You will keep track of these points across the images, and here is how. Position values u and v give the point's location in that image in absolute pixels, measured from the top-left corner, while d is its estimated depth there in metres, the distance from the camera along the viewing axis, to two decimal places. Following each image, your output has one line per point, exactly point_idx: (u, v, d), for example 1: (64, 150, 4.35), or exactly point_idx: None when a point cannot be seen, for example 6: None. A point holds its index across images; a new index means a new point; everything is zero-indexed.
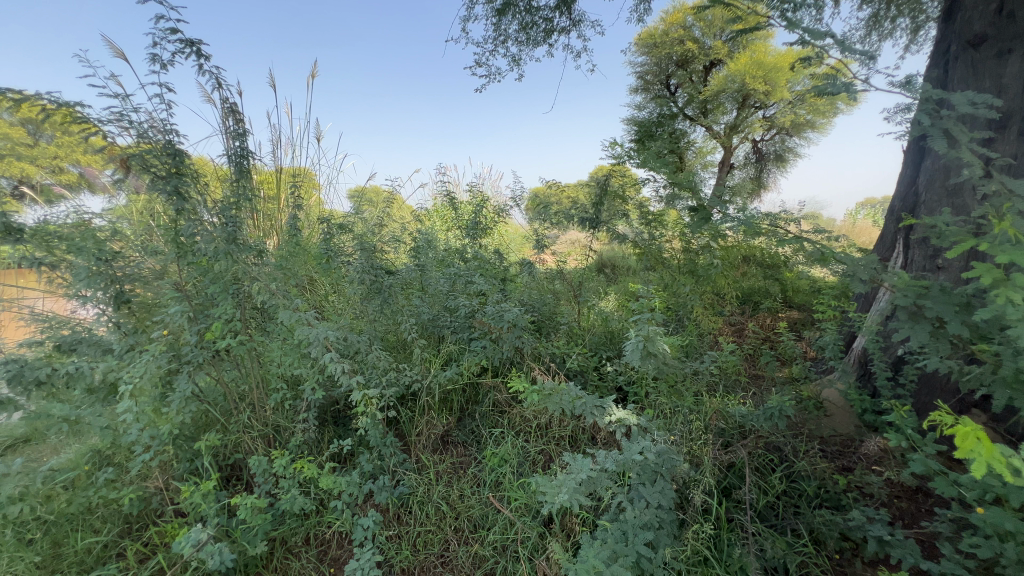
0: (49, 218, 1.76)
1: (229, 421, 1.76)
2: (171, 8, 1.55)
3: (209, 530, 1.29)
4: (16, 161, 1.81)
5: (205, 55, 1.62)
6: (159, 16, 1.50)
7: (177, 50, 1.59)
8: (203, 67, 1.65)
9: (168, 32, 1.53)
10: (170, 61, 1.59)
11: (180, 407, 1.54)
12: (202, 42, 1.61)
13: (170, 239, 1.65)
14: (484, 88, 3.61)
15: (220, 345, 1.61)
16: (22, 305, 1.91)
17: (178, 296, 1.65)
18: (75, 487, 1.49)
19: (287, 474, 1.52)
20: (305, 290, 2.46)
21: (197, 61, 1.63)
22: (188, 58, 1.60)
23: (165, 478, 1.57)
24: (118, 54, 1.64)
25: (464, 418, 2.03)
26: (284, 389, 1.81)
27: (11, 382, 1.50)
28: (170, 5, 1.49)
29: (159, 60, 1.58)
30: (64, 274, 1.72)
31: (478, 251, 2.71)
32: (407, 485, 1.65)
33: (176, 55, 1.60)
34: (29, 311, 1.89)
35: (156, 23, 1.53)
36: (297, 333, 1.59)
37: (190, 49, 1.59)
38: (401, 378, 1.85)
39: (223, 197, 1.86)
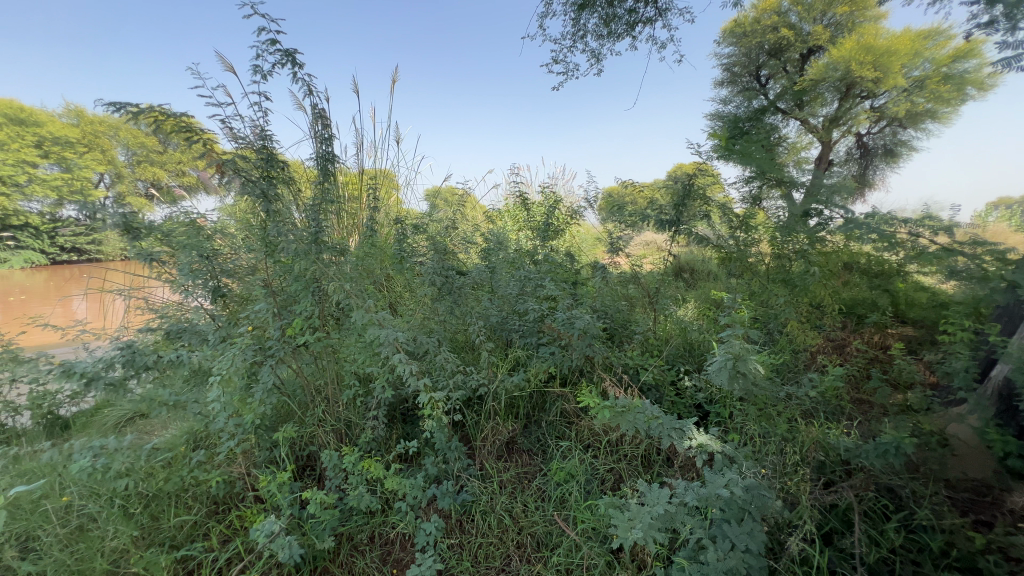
0: (172, 214, 2.00)
1: (306, 414, 1.85)
2: (272, 22, 1.64)
3: (281, 522, 1.34)
4: (150, 166, 2.43)
5: (300, 65, 1.71)
6: (263, 30, 1.60)
7: (278, 61, 1.69)
8: (297, 77, 1.74)
9: (269, 44, 1.63)
10: (270, 71, 1.68)
11: (262, 398, 1.63)
12: (298, 53, 1.70)
13: (259, 238, 1.74)
14: (560, 83, 3.95)
15: (299, 341, 1.68)
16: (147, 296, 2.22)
17: (266, 293, 1.75)
18: (172, 467, 1.63)
19: (355, 470, 1.55)
20: (381, 288, 2.53)
21: (292, 71, 1.72)
22: (285, 68, 1.70)
23: (248, 464, 1.66)
24: (228, 66, 1.76)
25: (530, 425, 1.99)
26: (356, 386, 1.86)
27: (126, 365, 1.67)
28: (271, 19, 1.58)
29: (261, 71, 1.69)
30: (170, 268, 1.95)
31: (549, 253, 2.63)
32: (471, 492, 1.62)
33: (274, 65, 1.70)
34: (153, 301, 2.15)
35: (259, 36, 1.62)
36: (368, 333, 1.61)
37: (287, 59, 1.68)
38: (468, 381, 1.83)
39: (308, 198, 1.95)
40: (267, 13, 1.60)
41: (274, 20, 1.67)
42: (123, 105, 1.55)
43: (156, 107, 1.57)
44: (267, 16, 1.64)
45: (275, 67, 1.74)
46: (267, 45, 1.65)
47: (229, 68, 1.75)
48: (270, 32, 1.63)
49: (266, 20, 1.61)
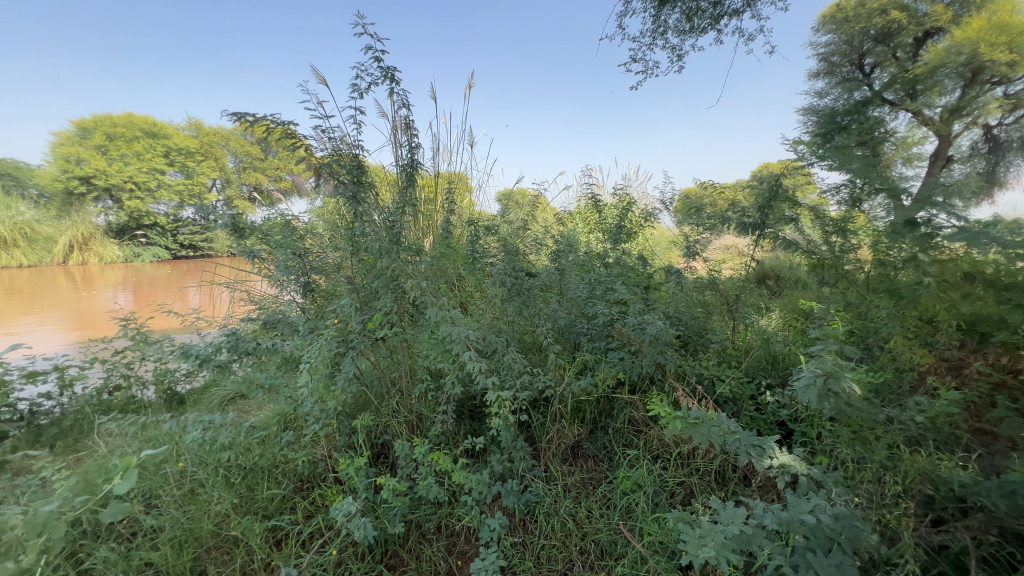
0: (270, 216, 2.28)
1: (382, 404, 1.96)
2: (378, 43, 1.82)
3: (358, 503, 1.44)
4: (255, 171, 2.78)
5: (397, 80, 1.85)
6: (369, 49, 1.75)
7: (377, 77, 1.87)
8: (394, 91, 1.88)
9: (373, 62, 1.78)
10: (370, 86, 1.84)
11: (344, 387, 1.75)
12: (397, 70, 1.85)
13: (347, 238, 1.89)
14: (639, 85, 3.54)
15: (378, 334, 1.79)
16: (250, 291, 2.52)
17: (350, 289, 1.87)
18: (266, 444, 1.80)
19: (425, 461, 1.62)
20: (454, 287, 2.61)
21: (390, 86, 1.86)
22: (385, 83, 1.84)
23: (330, 447, 1.79)
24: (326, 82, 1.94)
25: (596, 430, 1.96)
26: (428, 380, 1.93)
27: (231, 351, 1.88)
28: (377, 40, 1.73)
29: (361, 86, 1.88)
30: (269, 264, 2.16)
31: (621, 256, 2.57)
32: (535, 493, 1.63)
33: (377, 80, 1.85)
34: (254, 296, 2.43)
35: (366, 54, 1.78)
36: (442, 330, 1.67)
37: (387, 75, 1.83)
38: (535, 382, 1.84)
39: (390, 201, 2.07)
40: (374, 35, 1.75)
41: (379, 41, 1.83)
42: (240, 115, 1.72)
43: (266, 118, 1.74)
44: (373, 36, 1.82)
45: (376, 82, 1.89)
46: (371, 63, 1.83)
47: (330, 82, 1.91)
48: (375, 52, 1.79)
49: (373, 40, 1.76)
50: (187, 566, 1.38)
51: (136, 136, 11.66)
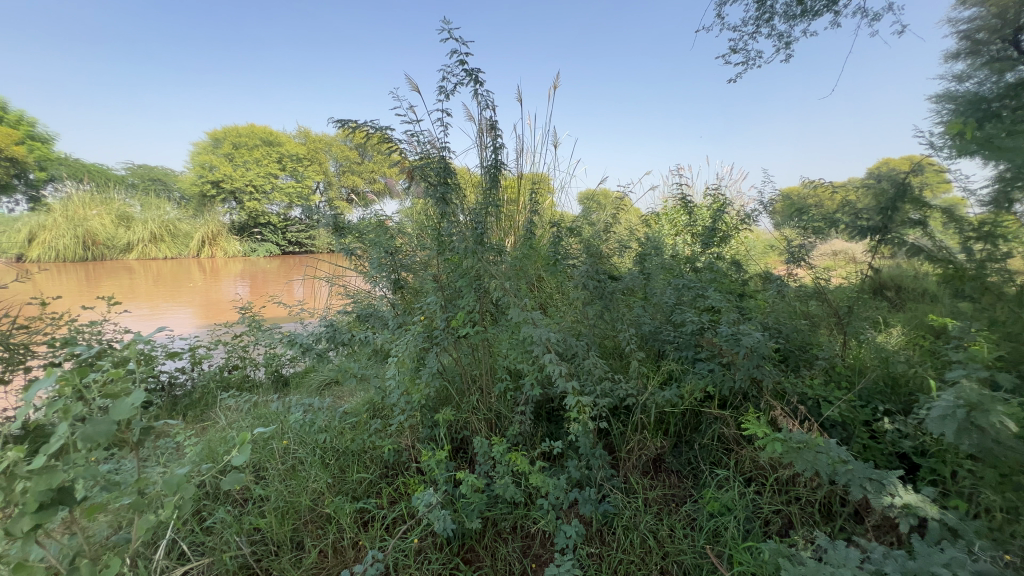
0: (365, 216, 2.44)
1: (463, 400, 2.00)
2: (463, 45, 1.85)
3: (438, 495, 1.48)
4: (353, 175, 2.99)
5: (482, 82, 1.87)
6: (454, 53, 1.78)
7: (462, 77, 1.89)
8: (478, 93, 1.90)
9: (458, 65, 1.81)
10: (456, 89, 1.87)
11: (428, 381, 1.82)
12: (481, 72, 1.86)
13: (435, 238, 1.96)
14: (738, 77, 3.16)
15: (461, 332, 1.83)
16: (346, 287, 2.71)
17: (435, 287, 1.94)
18: (357, 430, 1.92)
19: (502, 460, 1.63)
20: (534, 287, 2.60)
21: (474, 88, 1.89)
22: (470, 85, 1.87)
23: (413, 438, 1.86)
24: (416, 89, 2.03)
25: (680, 445, 1.86)
26: (507, 380, 1.95)
27: (329, 340, 2.04)
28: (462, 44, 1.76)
29: (447, 88, 1.91)
30: (364, 262, 2.31)
31: (713, 260, 2.41)
32: (613, 504, 1.57)
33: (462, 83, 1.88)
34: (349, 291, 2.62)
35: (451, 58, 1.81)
36: (522, 331, 1.68)
37: (471, 78, 1.85)
38: (616, 389, 1.78)
39: (476, 202, 2.11)
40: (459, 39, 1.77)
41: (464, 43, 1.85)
42: (343, 123, 1.86)
43: (365, 125, 1.86)
44: (459, 39, 1.85)
45: (461, 85, 1.92)
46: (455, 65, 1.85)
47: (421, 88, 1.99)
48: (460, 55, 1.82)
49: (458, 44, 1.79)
50: (287, 536, 1.52)
51: (256, 145, 13.13)
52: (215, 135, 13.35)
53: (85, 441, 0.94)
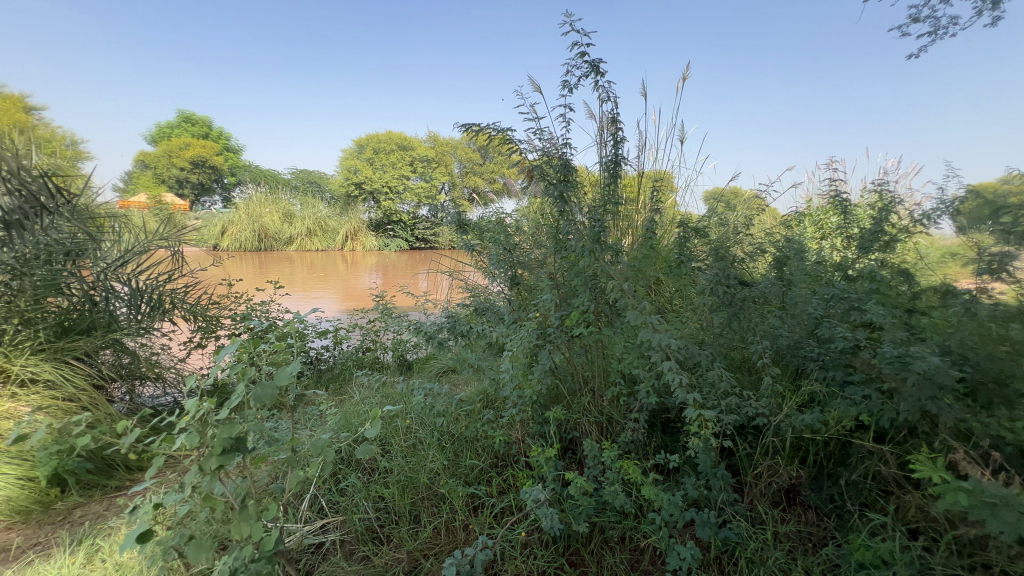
0: (485, 215, 2.54)
1: (574, 400, 1.99)
2: (584, 38, 1.83)
3: (546, 492, 1.48)
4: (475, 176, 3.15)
5: (603, 73, 1.83)
6: (576, 46, 1.77)
7: (585, 71, 1.90)
8: (600, 84, 1.87)
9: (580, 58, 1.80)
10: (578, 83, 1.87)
11: (540, 377, 1.83)
12: (602, 62, 1.82)
13: (552, 236, 1.96)
14: (923, 52, 2.31)
15: (575, 332, 1.81)
16: (469, 282, 2.86)
17: (551, 285, 1.94)
18: (472, 418, 2.01)
19: (613, 466, 1.58)
20: (652, 290, 2.48)
21: (595, 80, 1.86)
22: (591, 77, 1.84)
23: (523, 432, 1.90)
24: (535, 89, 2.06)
25: (821, 478, 1.63)
26: (620, 384, 1.88)
27: (450, 331, 2.16)
28: (584, 36, 1.74)
29: (570, 83, 1.94)
30: (483, 258, 2.41)
31: (872, 269, 2.06)
32: (736, 532, 1.43)
33: (583, 76, 1.87)
34: (471, 286, 2.75)
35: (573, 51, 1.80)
36: (640, 334, 1.60)
37: (592, 69, 1.83)
38: (744, 406, 1.62)
39: (595, 200, 2.07)
40: (581, 32, 1.76)
41: (586, 36, 1.84)
42: (468, 126, 1.95)
43: (488, 127, 1.94)
44: (581, 33, 1.83)
45: (583, 79, 1.91)
46: (578, 59, 1.87)
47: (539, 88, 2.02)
48: (582, 48, 1.81)
49: (580, 37, 1.78)
50: (407, 509, 1.64)
51: (393, 150, 14.52)
52: (361, 142, 15.06)
53: (255, 400, 1.09)
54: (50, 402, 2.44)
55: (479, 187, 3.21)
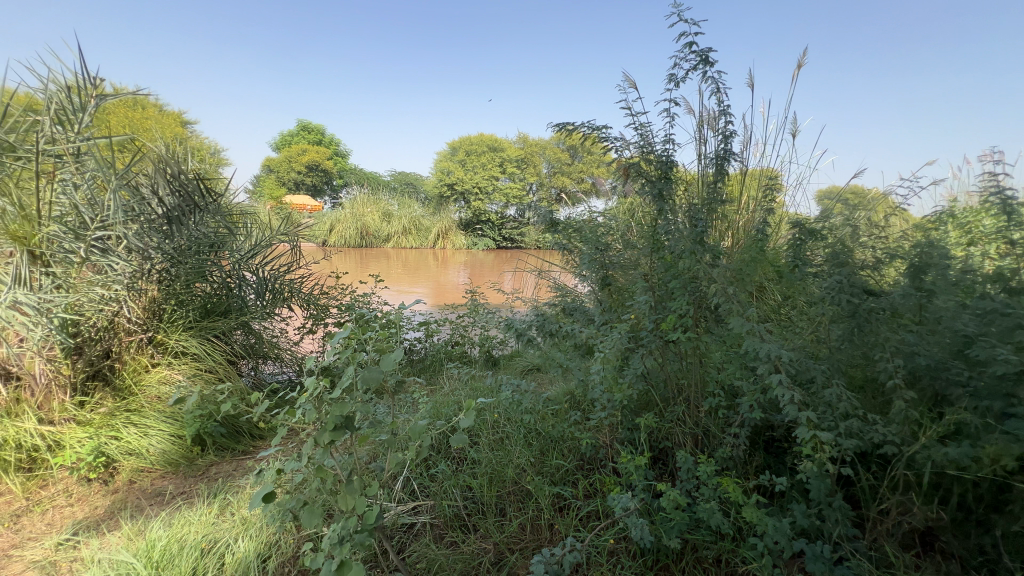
0: (576, 214, 2.51)
1: (666, 408, 1.89)
2: (693, 28, 1.73)
3: (635, 502, 1.43)
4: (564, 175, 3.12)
5: (714, 63, 1.72)
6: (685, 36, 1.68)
7: (692, 63, 1.79)
8: (709, 75, 1.75)
9: (688, 49, 1.70)
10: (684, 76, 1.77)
11: (631, 382, 1.76)
12: (713, 51, 1.71)
13: (649, 236, 1.88)
14: None
15: (670, 337, 1.72)
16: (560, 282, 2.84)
17: (646, 287, 1.85)
18: (558, 417, 2.00)
19: (709, 483, 1.48)
20: (757, 296, 2.29)
21: (704, 71, 1.75)
22: (699, 68, 1.74)
23: (612, 437, 1.85)
24: (632, 85, 1.99)
25: (967, 524, 1.40)
26: (719, 396, 1.76)
27: (538, 329, 2.16)
28: (694, 25, 1.65)
29: (676, 76, 1.82)
30: (574, 257, 2.38)
31: None
32: (856, 573, 1.27)
33: (691, 68, 1.76)
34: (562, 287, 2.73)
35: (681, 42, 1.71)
36: (745, 344, 1.48)
37: (701, 60, 1.72)
38: (869, 431, 1.43)
39: (697, 199, 1.95)
40: (690, 21, 1.67)
41: (696, 25, 1.73)
42: (562, 126, 1.93)
43: (583, 126, 1.90)
44: (690, 22, 1.74)
45: (690, 71, 1.80)
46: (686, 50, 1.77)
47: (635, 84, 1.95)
48: (691, 38, 1.71)
49: (690, 27, 1.69)
50: (493, 501, 1.68)
51: (483, 151, 14.99)
52: (454, 145, 15.73)
53: (362, 381, 1.17)
54: (198, 372, 2.86)
55: (570, 186, 3.18)
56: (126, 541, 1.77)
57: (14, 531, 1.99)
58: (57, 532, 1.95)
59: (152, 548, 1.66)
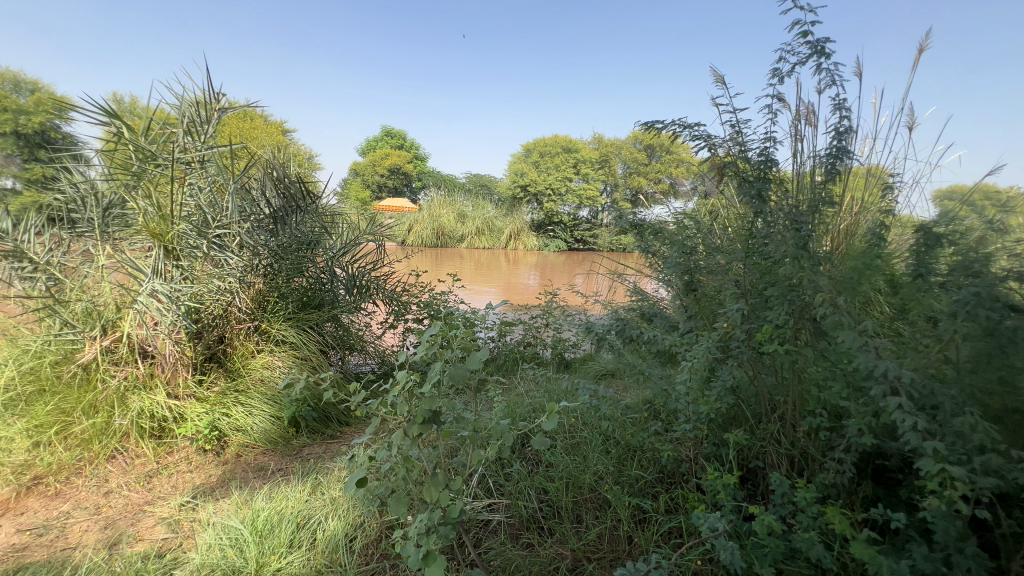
0: (659, 216, 2.42)
1: (758, 426, 1.77)
2: (808, 16, 1.60)
3: (725, 524, 1.34)
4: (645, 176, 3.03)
5: (831, 53, 1.57)
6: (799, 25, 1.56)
7: (803, 55, 1.66)
8: (824, 67, 1.61)
9: (802, 38, 1.57)
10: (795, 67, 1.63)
11: (720, 395, 1.66)
12: (831, 40, 1.57)
13: (744, 240, 1.76)
14: None
15: (765, 349, 1.59)
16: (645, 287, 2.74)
17: (737, 294, 1.74)
18: (637, 426, 1.94)
19: (810, 511, 1.35)
20: None
21: (819, 63, 1.61)
22: (813, 60, 1.60)
23: (696, 451, 1.76)
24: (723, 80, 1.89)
25: None
26: (821, 416, 1.61)
27: (618, 335, 2.11)
28: (811, 12, 1.52)
29: (785, 69, 1.69)
30: (657, 261, 2.29)
31: None
32: None
33: (803, 59, 1.63)
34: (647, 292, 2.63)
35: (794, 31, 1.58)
36: (858, 361, 1.33)
37: (816, 50, 1.58)
38: (1013, 470, 1.23)
39: (799, 200, 1.80)
40: (806, 9, 1.54)
41: (812, 13, 1.60)
42: (652, 125, 1.86)
43: (673, 125, 1.82)
44: (804, 10, 1.60)
45: (802, 63, 1.67)
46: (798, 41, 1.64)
47: (725, 80, 1.86)
48: (806, 26, 1.58)
49: (806, 15, 1.56)
50: (570, 506, 1.66)
51: (558, 153, 15.01)
52: (528, 147, 15.89)
53: (449, 378, 1.21)
54: (296, 359, 3.12)
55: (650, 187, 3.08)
56: (235, 508, 1.97)
57: (147, 489, 2.29)
58: (179, 495, 2.22)
59: (256, 518, 1.82)
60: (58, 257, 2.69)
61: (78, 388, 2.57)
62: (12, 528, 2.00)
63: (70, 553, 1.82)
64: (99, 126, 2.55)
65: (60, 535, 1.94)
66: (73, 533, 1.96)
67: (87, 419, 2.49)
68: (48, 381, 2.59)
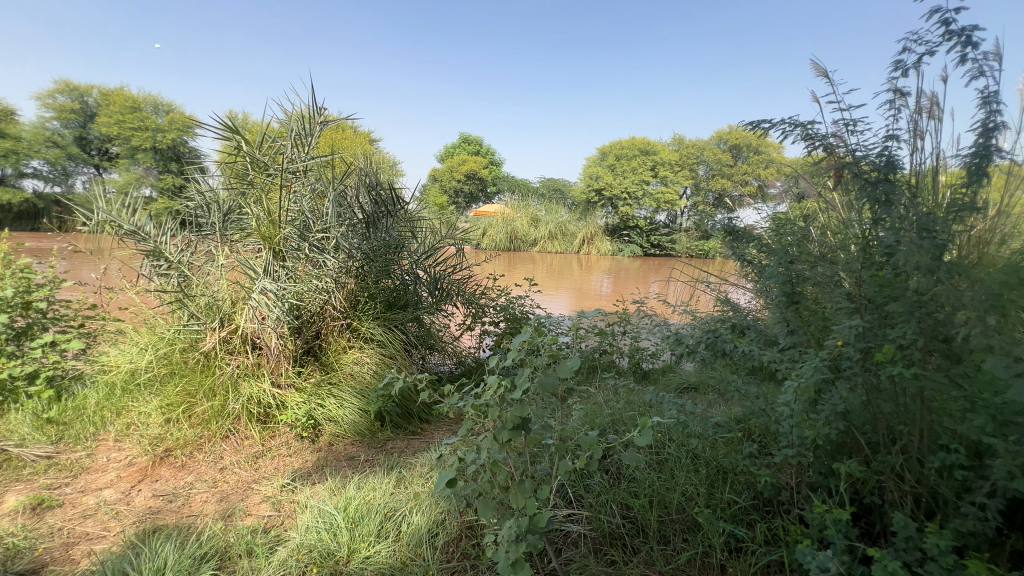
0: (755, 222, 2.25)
1: (874, 457, 1.58)
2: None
3: (837, 565, 1.21)
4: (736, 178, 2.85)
5: (980, 41, 1.37)
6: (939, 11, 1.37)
7: (938, 43, 1.46)
8: (970, 56, 1.40)
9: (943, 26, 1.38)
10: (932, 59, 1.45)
11: (829, 420, 1.50)
12: (980, 26, 1.36)
13: (861, 248, 1.58)
14: None
15: (887, 372, 1.42)
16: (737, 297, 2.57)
17: (852, 309, 1.56)
18: (729, 447, 1.81)
19: (945, 562, 1.18)
20: None
21: (963, 52, 1.40)
22: (955, 50, 1.40)
23: (799, 479, 1.60)
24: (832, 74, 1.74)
25: None
26: (956, 453, 1.40)
27: (708, 348, 1.98)
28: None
29: (919, 60, 1.50)
30: (753, 270, 2.13)
31: None
32: None
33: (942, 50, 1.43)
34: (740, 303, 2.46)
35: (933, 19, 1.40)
36: (1012, 393, 1.14)
37: (960, 39, 1.38)
38: None
39: (930, 203, 1.58)
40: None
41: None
42: (756, 124, 1.75)
43: (780, 123, 1.69)
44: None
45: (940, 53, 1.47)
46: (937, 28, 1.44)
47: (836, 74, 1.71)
48: (948, 12, 1.38)
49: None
50: (656, 526, 1.59)
51: (635, 156, 14.67)
52: (604, 150, 15.68)
53: (539, 386, 1.21)
54: (382, 356, 3.31)
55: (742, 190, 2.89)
56: (329, 494, 2.11)
57: (254, 469, 2.52)
58: (281, 476, 2.42)
59: (348, 506, 1.93)
60: (187, 257, 3.05)
61: (200, 373, 2.90)
62: (150, 492, 2.29)
63: (194, 520, 2.05)
64: (223, 140, 2.86)
65: (185, 503, 2.20)
66: (195, 502, 2.21)
67: (207, 401, 2.80)
68: (177, 365, 2.94)
